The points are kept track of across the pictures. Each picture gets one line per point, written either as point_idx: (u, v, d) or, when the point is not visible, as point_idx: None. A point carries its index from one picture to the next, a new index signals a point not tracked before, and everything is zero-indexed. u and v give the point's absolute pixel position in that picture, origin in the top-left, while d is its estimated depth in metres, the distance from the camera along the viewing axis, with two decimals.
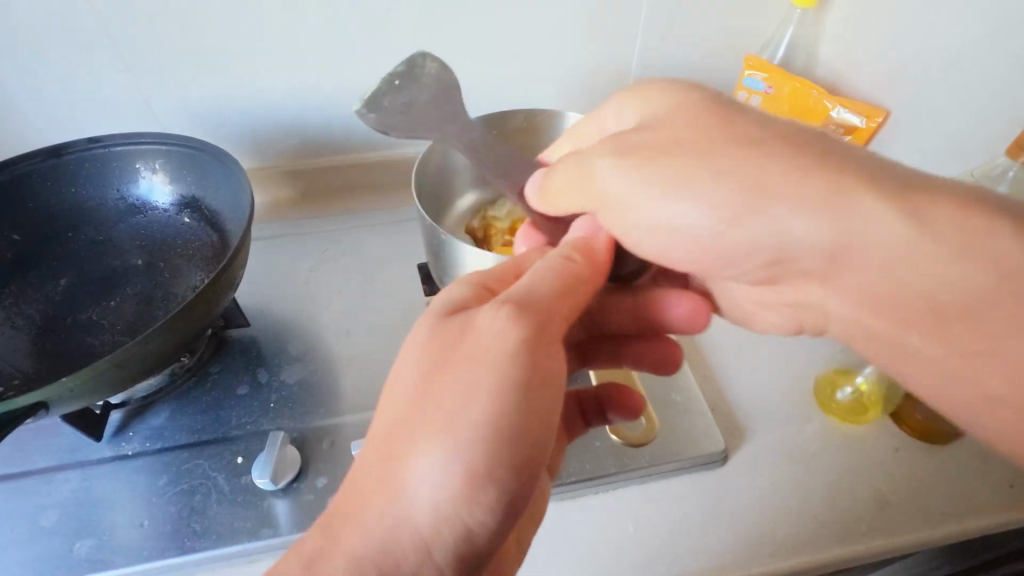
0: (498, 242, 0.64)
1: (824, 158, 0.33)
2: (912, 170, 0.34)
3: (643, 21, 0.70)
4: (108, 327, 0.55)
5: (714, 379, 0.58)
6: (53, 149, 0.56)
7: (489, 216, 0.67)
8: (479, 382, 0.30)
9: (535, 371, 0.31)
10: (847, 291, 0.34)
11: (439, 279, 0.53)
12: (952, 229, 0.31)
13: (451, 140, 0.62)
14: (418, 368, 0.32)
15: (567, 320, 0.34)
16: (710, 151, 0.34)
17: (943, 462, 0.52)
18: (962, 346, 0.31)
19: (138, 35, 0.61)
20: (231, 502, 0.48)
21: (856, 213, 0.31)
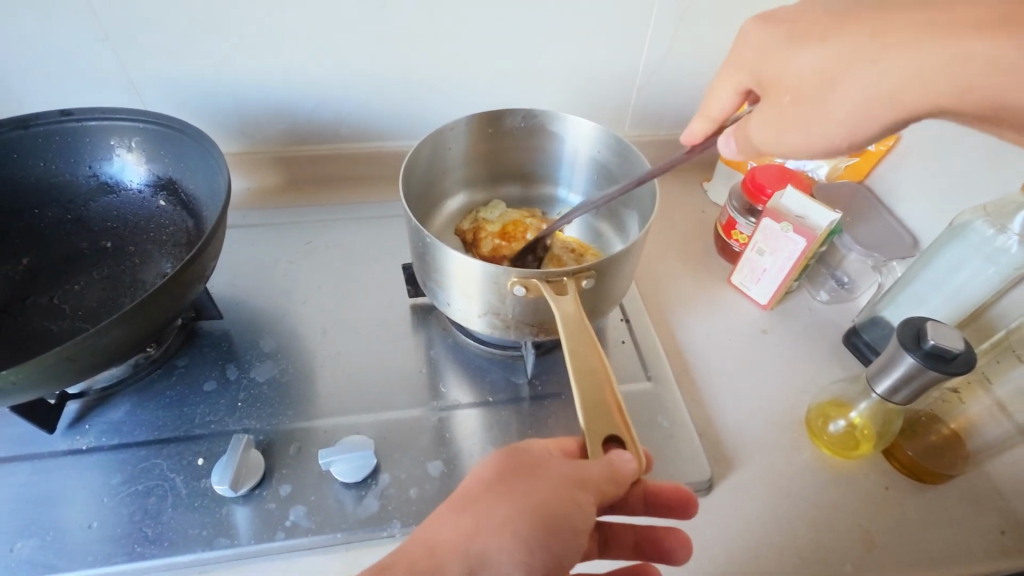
0: (487, 244, 0.62)
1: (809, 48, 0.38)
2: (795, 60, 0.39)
3: (653, 26, 0.68)
4: (69, 312, 0.52)
5: (704, 402, 0.56)
6: (19, 119, 0.52)
7: (480, 217, 0.64)
8: (527, 496, 0.33)
9: (569, 506, 0.33)
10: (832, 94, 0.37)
11: (423, 281, 0.50)
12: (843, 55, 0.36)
13: (443, 138, 0.59)
14: (478, 489, 0.34)
15: (607, 486, 0.33)
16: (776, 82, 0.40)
17: (933, 503, 0.51)
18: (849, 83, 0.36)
19: (124, 7, 0.57)
20: (189, 507, 0.45)
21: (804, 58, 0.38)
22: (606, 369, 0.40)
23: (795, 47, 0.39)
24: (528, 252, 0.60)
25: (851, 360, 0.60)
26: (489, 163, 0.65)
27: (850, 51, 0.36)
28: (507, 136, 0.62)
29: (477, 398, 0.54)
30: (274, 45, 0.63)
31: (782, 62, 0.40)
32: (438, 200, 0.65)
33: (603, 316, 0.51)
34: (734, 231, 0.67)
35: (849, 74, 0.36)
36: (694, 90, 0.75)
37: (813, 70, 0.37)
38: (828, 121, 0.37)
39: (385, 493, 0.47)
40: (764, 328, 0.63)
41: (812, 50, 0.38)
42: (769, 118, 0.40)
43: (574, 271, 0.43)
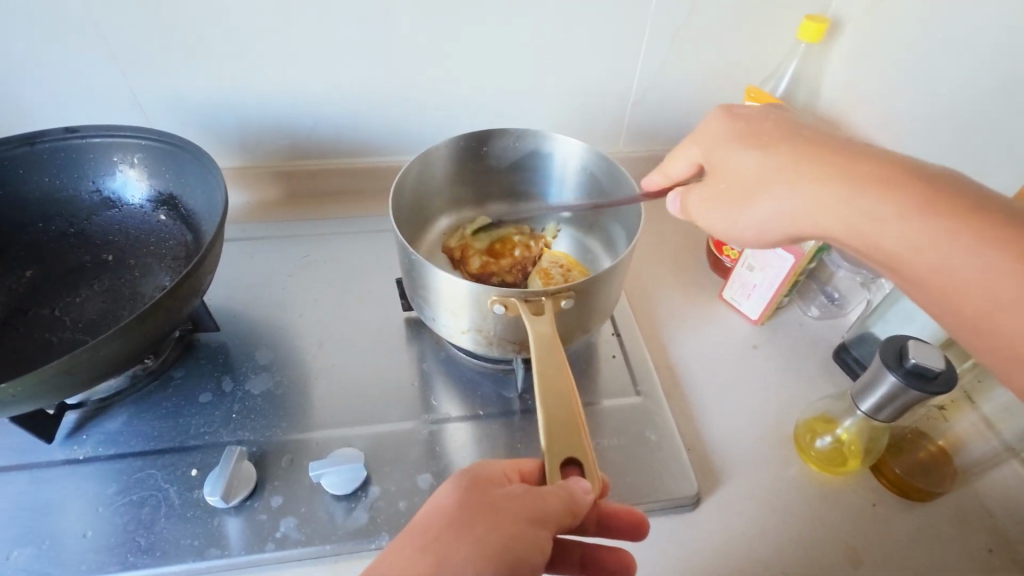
0: (476, 262, 0.64)
1: (763, 144, 0.42)
2: (753, 156, 0.42)
3: (646, 46, 0.69)
4: (70, 324, 0.53)
5: (693, 416, 0.57)
6: (26, 136, 0.54)
7: (468, 237, 0.67)
8: (487, 535, 0.32)
9: (526, 542, 0.33)
10: (768, 205, 0.41)
11: (413, 298, 0.51)
12: (783, 169, 0.40)
13: (432, 157, 0.60)
14: (438, 524, 0.33)
15: (562, 518, 0.34)
16: (729, 157, 0.43)
17: (921, 521, 0.51)
18: (779, 197, 0.40)
19: (133, 28, 0.60)
20: (181, 518, 0.46)
21: (749, 156, 0.42)
22: (573, 393, 0.40)
23: (733, 151, 0.43)
24: (513, 269, 0.63)
25: (841, 377, 0.61)
26: (479, 179, 0.66)
27: (779, 158, 0.40)
28: (495, 154, 0.63)
29: (467, 411, 0.55)
30: (275, 65, 0.65)
31: (724, 154, 0.44)
32: (431, 215, 0.66)
33: (589, 334, 0.51)
34: (725, 247, 0.68)
35: (771, 185, 0.40)
36: (688, 108, 0.76)
37: (743, 171, 0.42)
38: (752, 220, 0.42)
39: (374, 505, 0.48)
40: (755, 344, 0.64)
41: (741, 153, 0.43)
42: (708, 194, 0.45)
43: (555, 292, 0.45)
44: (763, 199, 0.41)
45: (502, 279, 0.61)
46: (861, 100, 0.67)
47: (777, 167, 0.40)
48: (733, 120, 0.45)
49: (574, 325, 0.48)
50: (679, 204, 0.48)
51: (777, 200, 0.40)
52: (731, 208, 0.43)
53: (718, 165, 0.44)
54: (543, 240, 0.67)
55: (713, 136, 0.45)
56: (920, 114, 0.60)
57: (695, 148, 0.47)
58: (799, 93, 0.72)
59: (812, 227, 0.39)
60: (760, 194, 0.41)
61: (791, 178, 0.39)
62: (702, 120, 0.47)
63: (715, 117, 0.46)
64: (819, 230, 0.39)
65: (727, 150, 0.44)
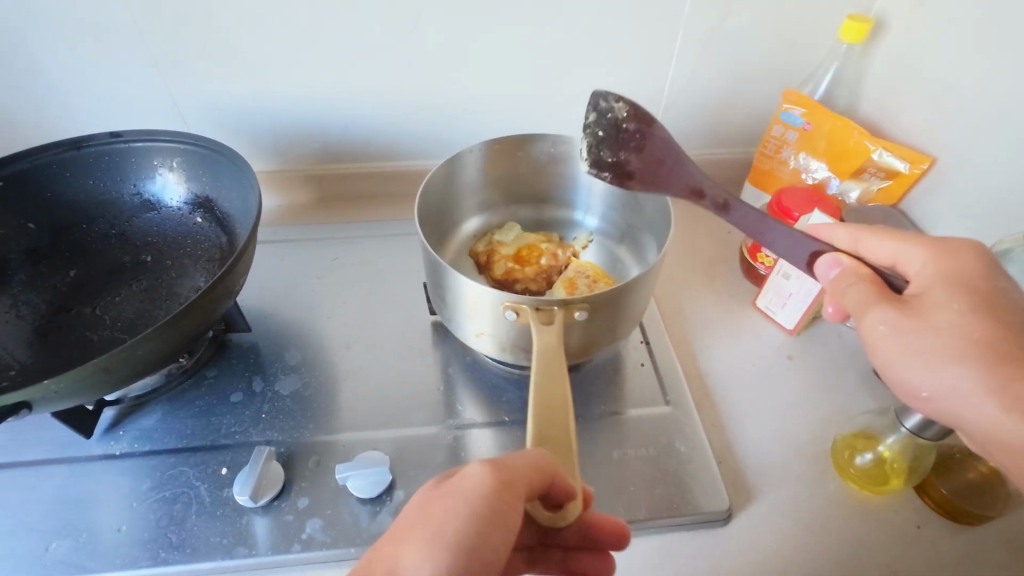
0: (500, 268, 0.62)
1: (990, 312, 0.37)
2: (974, 317, 0.37)
3: (679, 48, 0.68)
4: (110, 322, 0.54)
5: (724, 429, 0.55)
6: (74, 141, 0.56)
7: (495, 241, 0.65)
8: (452, 512, 0.31)
9: (493, 512, 0.31)
10: (923, 344, 0.38)
11: (437, 303, 0.51)
12: (995, 348, 0.36)
13: (460, 163, 0.60)
14: (408, 517, 0.32)
15: (527, 484, 0.32)
16: (948, 297, 0.38)
17: (970, 546, 0.48)
18: (939, 349, 0.37)
19: (172, 36, 0.61)
20: (211, 516, 0.47)
21: (964, 312, 0.37)
22: (566, 404, 0.39)
23: (960, 301, 0.38)
24: (539, 277, 0.61)
25: (882, 391, 0.58)
26: (506, 184, 0.66)
27: (1001, 341, 0.36)
28: (521, 157, 0.63)
29: (492, 417, 0.55)
30: (308, 72, 0.66)
31: (947, 298, 0.38)
32: (457, 221, 0.66)
33: (616, 343, 0.50)
34: (760, 254, 0.66)
35: (951, 346, 0.37)
36: (721, 111, 0.75)
37: (951, 327, 0.37)
38: (881, 333, 0.39)
39: (399, 510, 0.48)
40: (790, 355, 0.61)
41: (962, 307, 0.38)
42: (893, 319, 0.39)
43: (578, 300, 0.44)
44: (924, 333, 0.38)
45: (525, 287, 0.60)
46: (905, 101, 0.64)
47: (989, 337, 0.36)
48: (992, 272, 0.39)
49: (598, 333, 0.47)
50: (825, 262, 0.42)
51: (933, 346, 0.37)
52: (875, 307, 0.39)
53: (928, 285, 0.39)
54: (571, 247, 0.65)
55: (958, 272, 0.39)
56: (969, 117, 0.58)
57: (919, 252, 0.41)
58: (837, 95, 0.70)
59: (940, 385, 0.37)
60: (953, 362, 0.37)
61: (979, 352, 0.36)
62: (956, 243, 0.41)
63: (970, 250, 0.41)
64: (939, 383, 0.37)
65: (954, 297, 0.38)
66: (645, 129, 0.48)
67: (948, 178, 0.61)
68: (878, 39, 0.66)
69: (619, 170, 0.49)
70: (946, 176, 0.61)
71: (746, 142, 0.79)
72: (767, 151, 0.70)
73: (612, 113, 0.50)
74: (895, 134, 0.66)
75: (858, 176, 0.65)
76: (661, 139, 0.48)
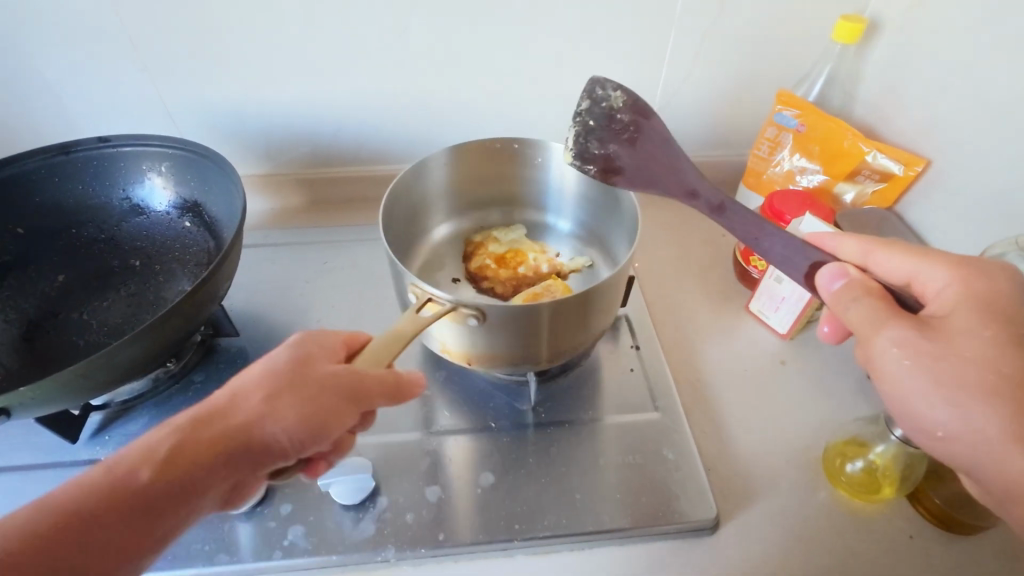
0: (479, 261, 0.64)
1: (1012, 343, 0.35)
2: (995, 350, 0.35)
3: (671, 49, 0.67)
4: (96, 327, 0.55)
5: (714, 435, 0.54)
6: (62, 145, 0.56)
7: (492, 235, 0.66)
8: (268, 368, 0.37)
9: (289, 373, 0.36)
10: (938, 366, 0.35)
11: (404, 317, 0.50)
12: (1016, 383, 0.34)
13: (426, 169, 0.60)
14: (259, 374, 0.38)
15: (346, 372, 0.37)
16: (972, 324, 0.36)
17: (964, 557, 0.47)
18: (956, 373, 0.35)
19: (161, 40, 0.61)
20: (193, 522, 0.47)
21: (988, 341, 0.35)
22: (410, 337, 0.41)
23: (982, 322, 0.36)
24: (508, 283, 0.61)
25: (877, 397, 0.57)
26: (473, 189, 0.65)
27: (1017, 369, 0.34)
28: (485, 161, 0.63)
29: (477, 422, 0.54)
30: (297, 74, 0.66)
31: (971, 322, 0.36)
32: (425, 228, 0.65)
33: (590, 333, 0.48)
34: (753, 258, 0.65)
35: (971, 373, 0.35)
36: (715, 113, 0.74)
37: (976, 353, 0.35)
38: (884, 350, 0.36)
39: (382, 517, 0.47)
40: (783, 360, 0.61)
41: (991, 336, 0.36)
42: (906, 337, 0.36)
43: (544, 310, 0.43)
44: (942, 356, 0.35)
45: (492, 286, 0.61)
46: (900, 102, 0.63)
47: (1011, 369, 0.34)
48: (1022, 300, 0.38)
49: (565, 342, 0.47)
50: (835, 274, 0.40)
51: (947, 371, 0.35)
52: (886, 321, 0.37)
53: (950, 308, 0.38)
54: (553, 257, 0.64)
55: (984, 297, 0.38)
56: (965, 118, 0.57)
57: (938, 270, 0.40)
58: (832, 96, 0.69)
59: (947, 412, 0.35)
60: (964, 383, 0.35)
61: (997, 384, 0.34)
62: (980, 263, 0.40)
63: (998, 274, 0.39)
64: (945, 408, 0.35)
65: (978, 320, 0.36)
66: (640, 122, 0.52)
67: (944, 181, 0.60)
68: (873, 40, 0.65)
69: (609, 158, 0.51)
70: (942, 178, 0.60)
71: (742, 143, 0.78)
72: (761, 154, 0.69)
73: (609, 103, 0.53)
74: (891, 136, 0.65)
75: (852, 178, 0.64)
76: (654, 133, 0.51)
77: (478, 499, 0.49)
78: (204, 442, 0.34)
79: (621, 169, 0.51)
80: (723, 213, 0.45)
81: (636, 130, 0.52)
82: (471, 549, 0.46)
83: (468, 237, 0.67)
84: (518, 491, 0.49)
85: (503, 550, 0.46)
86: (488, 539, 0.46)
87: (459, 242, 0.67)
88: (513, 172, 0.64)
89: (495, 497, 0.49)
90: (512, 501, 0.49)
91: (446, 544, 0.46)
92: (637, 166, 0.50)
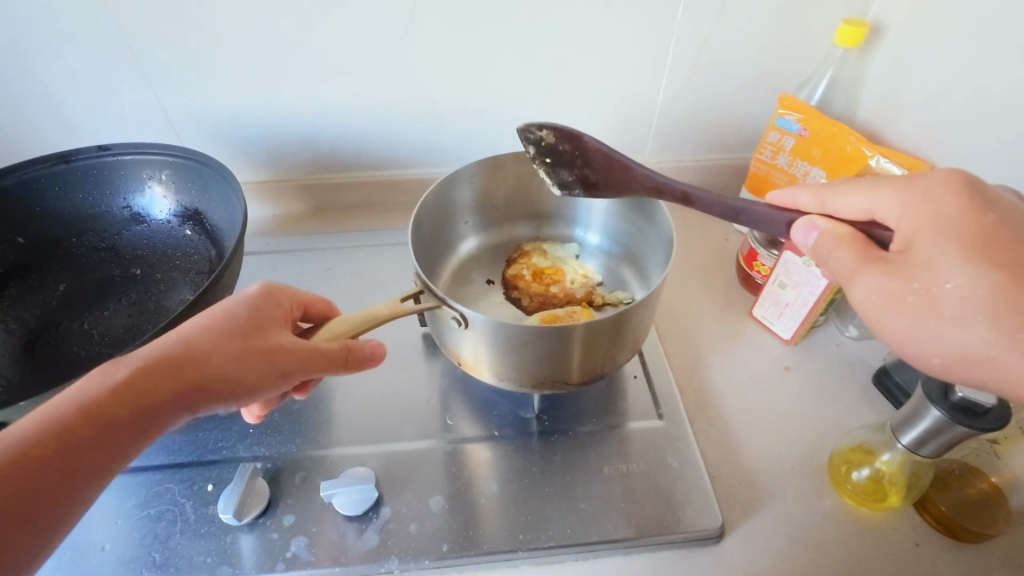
0: (518, 269, 0.65)
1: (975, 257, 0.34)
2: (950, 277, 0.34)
3: (672, 54, 0.67)
4: (97, 337, 0.54)
5: (718, 443, 0.54)
6: (62, 154, 0.56)
7: (543, 249, 0.67)
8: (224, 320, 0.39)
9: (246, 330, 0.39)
10: (899, 305, 0.36)
11: (435, 335, 0.50)
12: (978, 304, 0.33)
13: (453, 186, 0.60)
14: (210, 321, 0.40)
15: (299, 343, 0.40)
16: (928, 251, 0.35)
17: (972, 565, 0.47)
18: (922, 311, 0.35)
19: (160, 48, 0.61)
20: (195, 534, 0.47)
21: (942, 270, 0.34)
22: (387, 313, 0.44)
23: (949, 246, 0.35)
24: (535, 296, 0.62)
25: (882, 404, 0.57)
26: (501, 204, 0.65)
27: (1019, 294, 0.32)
28: (516, 177, 0.63)
29: (481, 431, 0.54)
30: (297, 81, 0.65)
31: (934, 249, 0.35)
32: (452, 243, 0.65)
33: (626, 354, 0.48)
34: (756, 263, 0.65)
35: (933, 304, 0.34)
36: (717, 117, 0.74)
37: (937, 286, 0.34)
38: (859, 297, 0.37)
39: (385, 527, 0.47)
40: (787, 366, 0.60)
41: (951, 262, 0.34)
42: (879, 284, 0.36)
43: (576, 332, 0.43)
44: (906, 296, 0.35)
45: (519, 296, 0.62)
46: (903, 106, 0.63)
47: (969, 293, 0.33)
48: (978, 205, 0.36)
49: (598, 361, 0.46)
50: (806, 228, 0.41)
51: (920, 308, 0.35)
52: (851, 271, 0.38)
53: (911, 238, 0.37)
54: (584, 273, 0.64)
55: (937, 212, 0.36)
56: (968, 123, 0.56)
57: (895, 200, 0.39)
58: (834, 99, 0.68)
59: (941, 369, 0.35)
60: (951, 321, 0.34)
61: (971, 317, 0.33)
62: (935, 177, 0.38)
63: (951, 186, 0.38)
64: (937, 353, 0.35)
65: (937, 244, 0.35)
66: (578, 144, 0.50)
67: None
68: (875, 43, 0.65)
69: (580, 186, 0.51)
70: None
71: (744, 147, 0.78)
72: (764, 157, 0.69)
73: (541, 143, 0.52)
74: (894, 140, 0.65)
75: None
76: (597, 148, 0.50)
77: (482, 510, 0.48)
78: (156, 386, 0.36)
79: (596, 184, 0.50)
80: (694, 203, 0.46)
81: (583, 151, 0.50)
82: (476, 560, 0.46)
83: (490, 255, 0.67)
84: (522, 501, 0.49)
85: (507, 560, 0.46)
86: (492, 550, 0.46)
87: (481, 261, 0.66)
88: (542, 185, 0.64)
89: (499, 508, 0.48)
90: (516, 511, 0.48)
91: (450, 555, 0.46)
92: (609, 181, 0.50)
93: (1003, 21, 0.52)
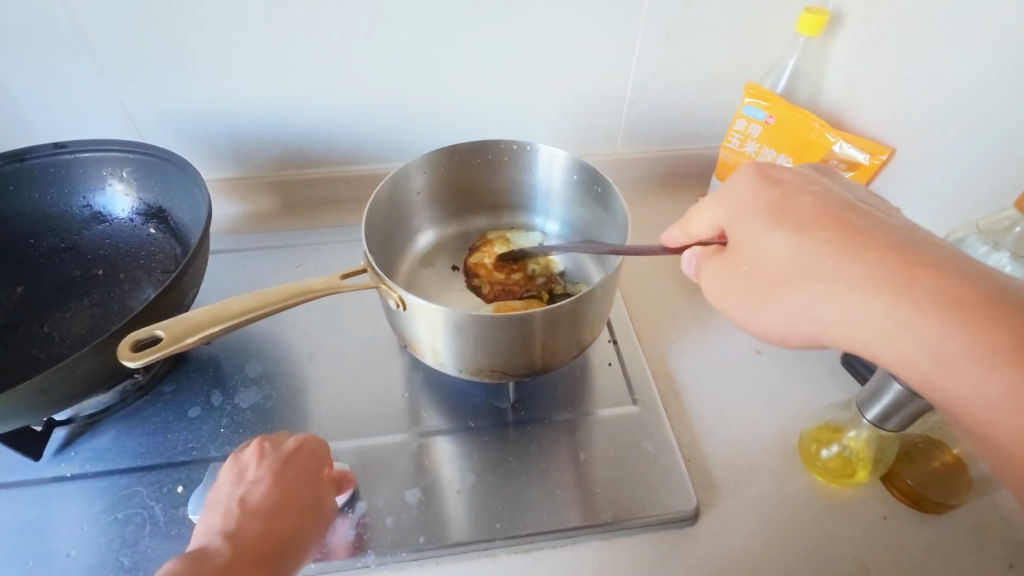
0: (480, 257, 0.65)
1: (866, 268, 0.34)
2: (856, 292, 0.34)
3: (641, 44, 0.67)
4: (58, 340, 0.53)
5: (692, 426, 0.55)
6: (15, 153, 0.54)
7: (508, 236, 0.66)
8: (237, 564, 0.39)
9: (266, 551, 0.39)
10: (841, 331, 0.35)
11: (393, 323, 0.49)
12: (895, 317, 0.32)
13: (410, 175, 0.60)
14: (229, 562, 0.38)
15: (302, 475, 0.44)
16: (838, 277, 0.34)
17: (937, 535, 0.48)
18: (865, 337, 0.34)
19: (119, 43, 0.60)
20: (164, 536, 0.46)
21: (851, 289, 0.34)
22: (327, 283, 0.45)
23: (766, 225, 0.38)
24: (494, 285, 0.62)
25: (848, 382, 0.58)
26: (457, 194, 0.66)
27: None
28: (476, 166, 0.63)
29: (457, 423, 0.54)
30: (264, 76, 0.64)
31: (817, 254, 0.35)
32: (411, 235, 0.65)
33: (585, 340, 0.48)
34: None
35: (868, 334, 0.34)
36: (686, 107, 0.74)
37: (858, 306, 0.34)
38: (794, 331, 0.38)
39: (361, 522, 0.47)
40: (758, 349, 0.61)
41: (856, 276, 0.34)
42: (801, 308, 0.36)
43: (537, 319, 0.43)
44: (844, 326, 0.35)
45: (480, 284, 0.63)
46: (863, 94, 0.65)
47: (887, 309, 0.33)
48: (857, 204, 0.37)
49: (561, 340, 0.46)
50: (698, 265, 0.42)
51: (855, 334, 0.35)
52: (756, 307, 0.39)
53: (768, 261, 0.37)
54: (544, 261, 0.64)
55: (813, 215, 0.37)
56: (926, 108, 0.58)
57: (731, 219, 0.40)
58: (800, 87, 0.70)
59: None
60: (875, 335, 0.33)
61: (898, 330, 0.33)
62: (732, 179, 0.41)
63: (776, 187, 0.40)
64: None
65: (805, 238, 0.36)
66: None
67: (908, 169, 0.61)
68: (836, 33, 0.67)
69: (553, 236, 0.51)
70: (906, 166, 0.62)
71: (712, 135, 0.79)
72: (731, 146, 0.70)
73: None
74: (857, 126, 0.66)
75: None
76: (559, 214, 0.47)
77: (460, 503, 0.48)
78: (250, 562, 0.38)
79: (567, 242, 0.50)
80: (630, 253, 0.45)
81: None
82: (454, 550, 0.46)
83: (452, 242, 0.67)
84: (498, 491, 0.49)
85: (485, 550, 0.46)
86: (470, 540, 0.46)
87: (445, 248, 0.67)
88: (503, 174, 0.64)
89: (477, 500, 0.48)
90: (493, 501, 0.48)
91: (427, 547, 0.45)
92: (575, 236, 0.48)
93: (957, 10, 0.53)
